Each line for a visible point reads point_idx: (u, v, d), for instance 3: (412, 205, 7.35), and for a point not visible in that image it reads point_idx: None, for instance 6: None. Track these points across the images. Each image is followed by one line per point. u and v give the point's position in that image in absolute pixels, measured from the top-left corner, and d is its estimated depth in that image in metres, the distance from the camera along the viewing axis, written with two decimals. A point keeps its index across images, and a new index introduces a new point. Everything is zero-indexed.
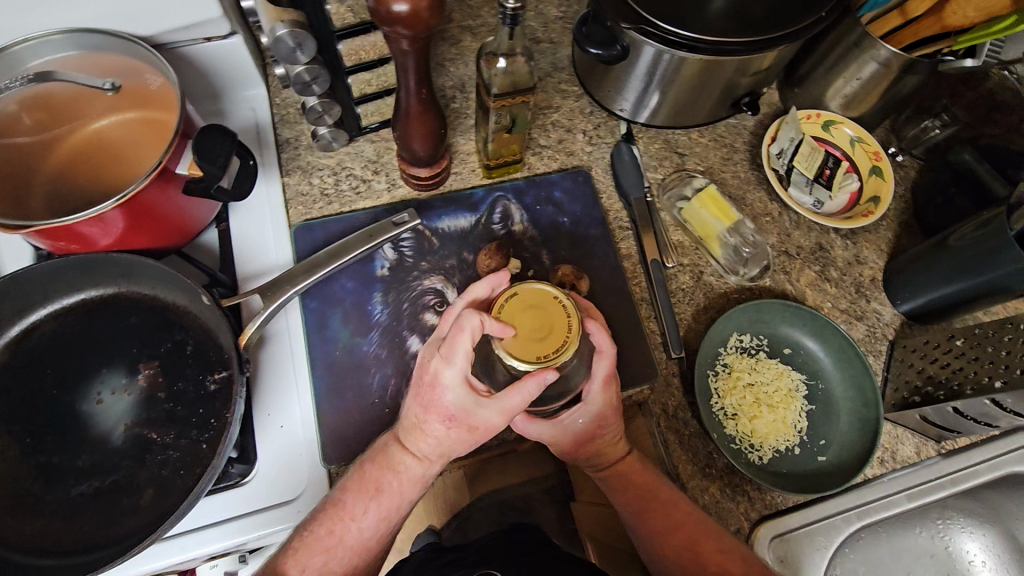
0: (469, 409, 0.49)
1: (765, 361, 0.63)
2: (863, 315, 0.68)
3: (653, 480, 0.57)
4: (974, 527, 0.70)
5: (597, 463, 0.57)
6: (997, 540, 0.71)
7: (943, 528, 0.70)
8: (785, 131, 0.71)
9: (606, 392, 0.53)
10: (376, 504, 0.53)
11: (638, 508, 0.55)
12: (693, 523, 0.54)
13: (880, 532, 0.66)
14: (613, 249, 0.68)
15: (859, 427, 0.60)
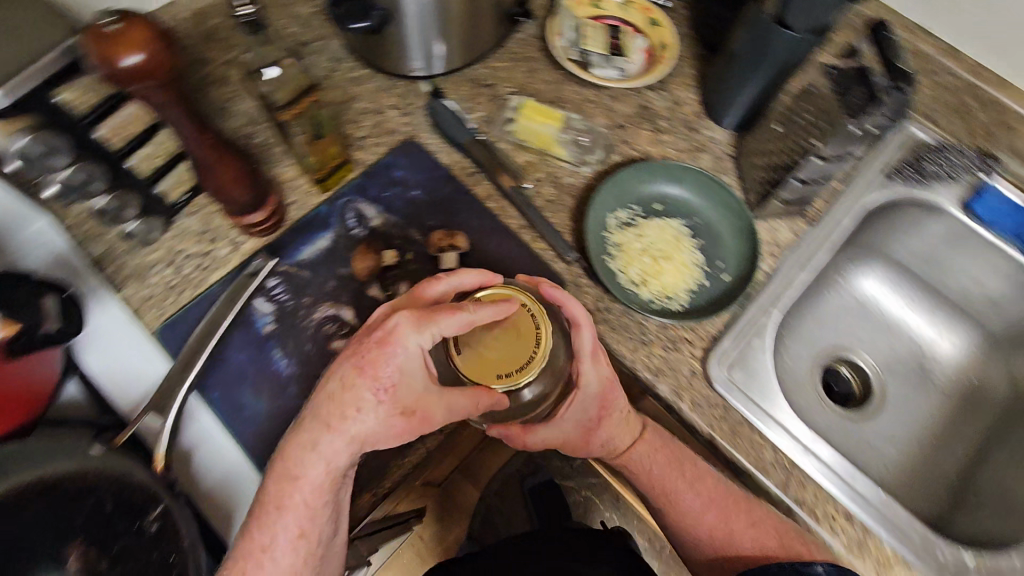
0: (413, 382, 0.48)
1: (645, 223, 0.68)
2: (705, 147, 0.75)
3: (671, 461, 0.61)
4: (865, 270, 0.83)
5: (614, 453, 0.61)
6: (885, 269, 0.83)
7: (842, 283, 0.83)
8: (564, 24, 0.78)
9: (596, 368, 0.56)
10: (282, 525, 0.48)
11: (658, 490, 0.61)
12: (716, 506, 0.59)
13: (796, 311, 0.79)
14: (474, 197, 0.68)
15: (739, 235, 0.67)
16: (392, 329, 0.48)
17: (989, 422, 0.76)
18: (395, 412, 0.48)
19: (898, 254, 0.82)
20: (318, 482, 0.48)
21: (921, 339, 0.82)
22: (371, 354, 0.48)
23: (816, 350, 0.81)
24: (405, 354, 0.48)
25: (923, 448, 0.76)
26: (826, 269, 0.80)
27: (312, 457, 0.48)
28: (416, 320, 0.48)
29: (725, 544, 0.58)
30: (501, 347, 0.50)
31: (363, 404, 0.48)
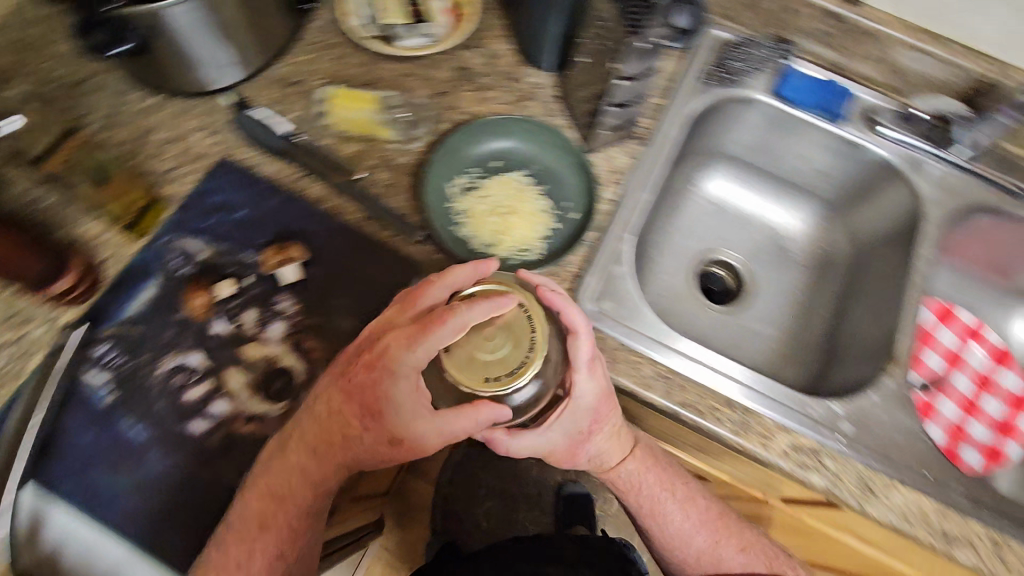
0: (408, 407, 0.48)
1: (487, 183, 0.67)
2: (532, 95, 0.75)
3: (662, 481, 0.68)
4: (710, 172, 0.88)
5: (603, 467, 0.66)
6: (727, 168, 0.88)
7: (693, 189, 0.88)
8: (356, 2, 0.75)
9: (594, 379, 0.55)
10: (261, 544, 0.53)
11: (648, 510, 0.68)
12: (703, 523, 0.68)
13: (654, 227, 0.84)
14: (307, 202, 0.65)
15: (576, 172, 0.68)
16: (386, 345, 0.49)
17: (842, 282, 0.84)
18: (385, 439, 0.51)
19: (734, 150, 0.87)
20: (301, 499, 0.54)
21: (775, 224, 0.89)
22: (357, 380, 0.51)
23: (683, 258, 0.86)
24: (398, 375, 0.48)
25: (792, 320, 0.82)
26: (673, 182, 0.84)
27: (295, 480, 0.53)
28: (406, 334, 0.48)
29: (714, 564, 0.68)
30: (496, 348, 0.46)
31: (346, 424, 0.52)
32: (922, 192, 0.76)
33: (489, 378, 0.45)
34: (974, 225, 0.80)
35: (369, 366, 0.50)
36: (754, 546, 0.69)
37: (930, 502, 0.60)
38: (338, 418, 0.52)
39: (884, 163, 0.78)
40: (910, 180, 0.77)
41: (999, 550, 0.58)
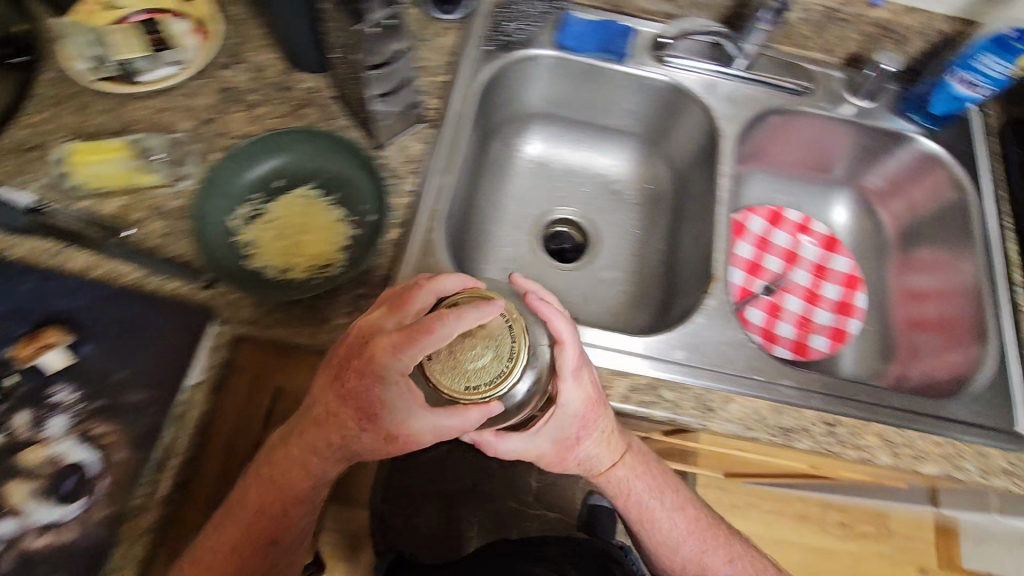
0: (396, 409, 0.47)
1: (271, 205, 0.63)
2: (308, 101, 0.71)
3: (654, 487, 0.69)
4: (525, 137, 0.88)
5: (597, 471, 0.65)
6: (540, 128, 0.88)
7: (511, 159, 0.87)
8: (82, 42, 0.68)
9: (581, 383, 0.54)
10: (263, 520, 0.56)
11: (640, 516, 0.69)
12: (690, 530, 0.70)
13: (479, 204, 0.83)
14: (68, 275, 0.58)
15: (362, 171, 0.66)
16: (371, 346, 0.47)
17: (670, 211, 0.86)
18: (379, 438, 0.49)
19: (541, 109, 0.87)
20: (294, 496, 0.56)
21: (600, 172, 0.90)
22: (350, 385, 0.49)
23: (519, 227, 0.85)
24: (387, 380, 0.47)
25: (631, 261, 0.84)
26: (485, 153, 0.84)
27: (295, 478, 0.55)
28: (389, 339, 0.46)
29: (700, 568, 0.70)
30: (476, 358, 0.45)
31: (342, 434, 0.51)
32: (714, 109, 0.78)
33: (468, 387, 0.45)
34: (768, 129, 0.83)
35: (356, 376, 0.48)
36: (739, 550, 0.72)
37: (764, 403, 0.63)
38: (334, 421, 0.51)
39: (676, 91, 0.80)
40: (703, 101, 0.79)
41: (833, 429, 0.62)
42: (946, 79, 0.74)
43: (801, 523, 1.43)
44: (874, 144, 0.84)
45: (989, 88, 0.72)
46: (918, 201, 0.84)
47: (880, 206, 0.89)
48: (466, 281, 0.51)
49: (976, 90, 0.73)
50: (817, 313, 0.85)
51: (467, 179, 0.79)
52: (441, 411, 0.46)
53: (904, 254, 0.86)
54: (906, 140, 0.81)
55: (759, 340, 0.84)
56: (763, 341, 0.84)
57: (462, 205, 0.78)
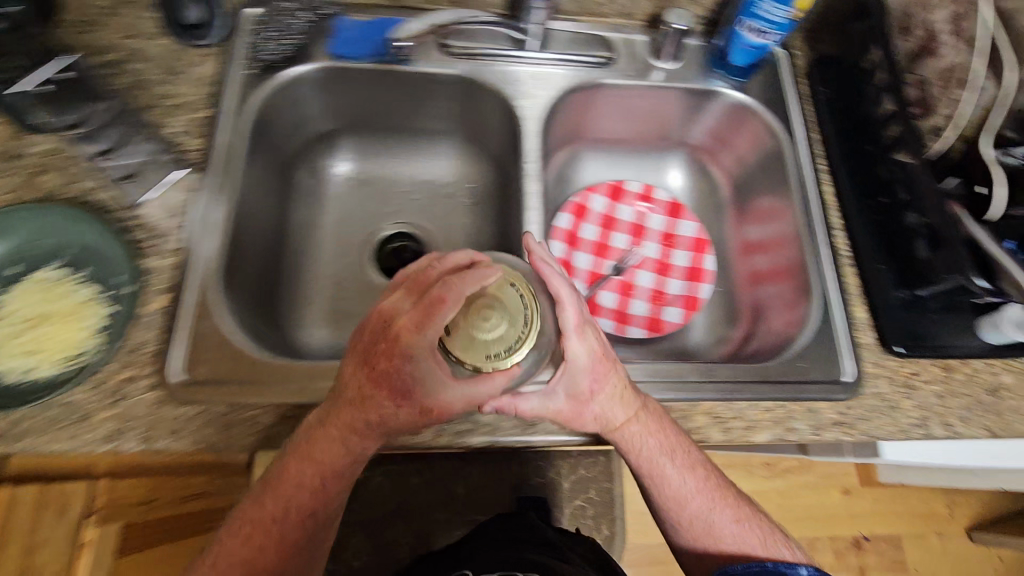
0: (432, 382, 0.46)
1: (3, 299, 0.55)
2: (44, 166, 0.62)
3: (671, 444, 0.58)
4: (336, 158, 0.82)
5: (610, 424, 0.57)
6: (347, 145, 0.82)
7: (325, 185, 0.82)
8: None
9: (585, 340, 0.53)
10: (280, 509, 0.52)
11: (648, 469, 0.59)
12: (702, 488, 0.60)
13: (294, 241, 0.77)
14: None
15: (111, 240, 0.58)
16: (401, 328, 0.46)
17: (498, 205, 0.83)
18: (416, 412, 0.48)
19: (345, 127, 0.81)
20: (322, 483, 0.52)
21: (426, 178, 0.85)
22: (377, 363, 0.48)
23: (349, 254, 0.80)
24: (416, 358, 0.46)
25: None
26: (290, 185, 0.78)
27: (319, 467, 0.51)
28: (419, 310, 0.46)
29: (707, 529, 0.60)
30: (500, 325, 0.45)
31: (382, 414, 0.49)
32: (513, 101, 0.74)
33: (498, 356, 0.45)
34: (578, 108, 0.80)
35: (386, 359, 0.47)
36: (751, 513, 0.62)
37: None
38: (365, 406, 0.49)
39: (473, 87, 0.75)
40: (501, 94, 0.75)
41: None
42: (735, 28, 0.72)
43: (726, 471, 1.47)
44: (689, 106, 0.81)
45: (774, 32, 0.70)
46: (743, 155, 0.83)
47: (710, 163, 0.88)
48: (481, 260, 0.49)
49: (763, 36, 0.71)
50: (668, 285, 0.83)
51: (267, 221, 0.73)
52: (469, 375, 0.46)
53: (738, 209, 0.85)
54: (716, 95, 0.79)
55: (612, 324, 0.81)
56: (616, 324, 0.81)
57: (266, 245, 0.73)
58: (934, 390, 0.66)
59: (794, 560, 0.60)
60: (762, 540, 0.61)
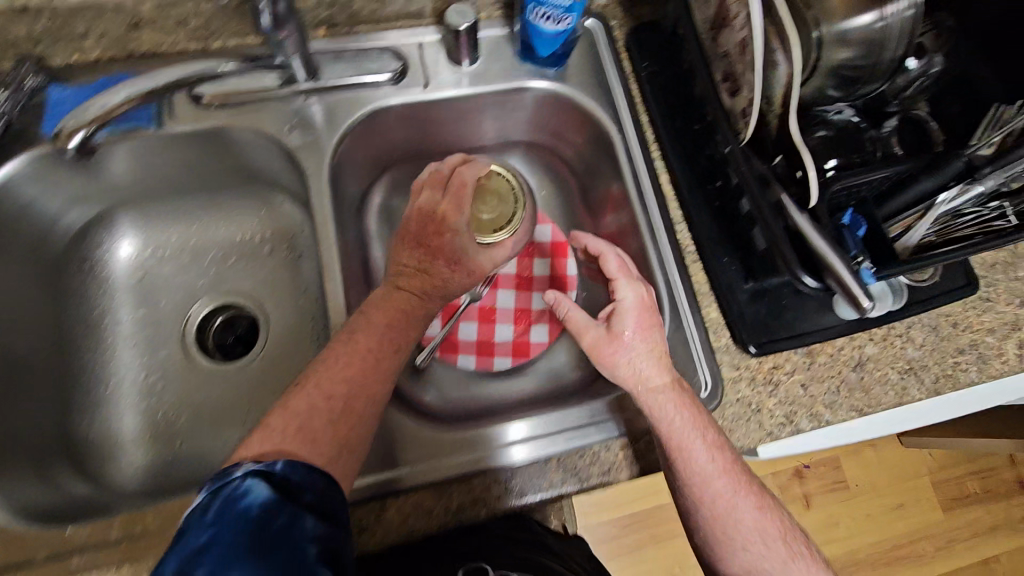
0: (461, 251, 0.61)
1: None
2: None
3: (697, 421, 0.54)
4: (119, 237, 0.72)
5: (645, 384, 0.55)
6: (126, 224, 0.72)
7: (116, 271, 0.72)
8: None
9: (632, 287, 0.59)
10: (332, 393, 0.51)
11: (674, 444, 0.53)
12: (728, 471, 0.54)
13: (87, 345, 0.68)
14: None
15: None
16: (445, 213, 0.60)
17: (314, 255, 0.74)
18: (459, 273, 0.61)
19: (116, 202, 0.70)
20: (365, 393, 0.52)
21: (235, 235, 0.75)
22: (432, 243, 0.60)
23: (161, 342, 0.72)
24: (459, 232, 0.60)
25: (303, 325, 0.74)
26: (65, 283, 0.69)
27: (370, 337, 0.54)
28: (451, 198, 0.61)
29: (731, 519, 0.53)
30: (496, 201, 0.66)
31: (446, 278, 0.59)
32: (294, 147, 0.64)
33: (497, 231, 0.64)
34: (379, 134, 0.70)
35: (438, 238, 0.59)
36: (775, 506, 0.55)
37: (424, 493, 0.55)
38: (422, 273, 0.59)
39: (244, 138, 0.64)
40: (279, 141, 0.64)
41: (509, 484, 0.56)
42: (528, 16, 0.62)
43: None
44: (505, 107, 0.72)
45: (568, 17, 0.60)
46: (579, 146, 0.75)
47: (547, 156, 0.79)
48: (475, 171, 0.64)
49: (558, 22, 0.61)
50: (533, 300, 0.78)
51: (36, 338, 0.64)
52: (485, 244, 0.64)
53: (586, 203, 0.78)
54: (521, 90, 0.69)
55: (475, 359, 0.74)
56: (479, 358, 0.74)
57: (41, 370, 0.64)
58: (798, 379, 0.62)
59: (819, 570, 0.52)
60: (783, 537, 0.54)
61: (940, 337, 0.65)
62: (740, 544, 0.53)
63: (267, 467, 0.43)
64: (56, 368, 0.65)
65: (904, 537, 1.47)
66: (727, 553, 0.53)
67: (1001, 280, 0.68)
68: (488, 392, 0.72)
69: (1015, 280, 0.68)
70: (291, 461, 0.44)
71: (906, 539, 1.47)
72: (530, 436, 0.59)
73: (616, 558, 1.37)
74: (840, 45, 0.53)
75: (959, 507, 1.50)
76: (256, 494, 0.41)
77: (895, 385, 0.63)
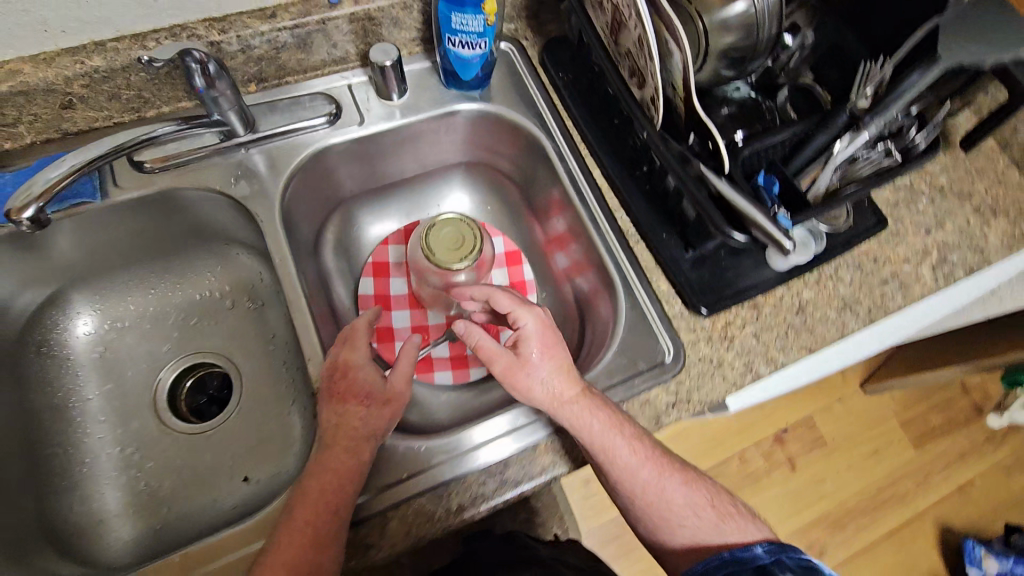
0: (370, 386, 0.57)
1: None
2: None
3: (613, 422, 0.57)
4: (76, 315, 0.71)
5: (558, 399, 0.57)
6: (79, 301, 0.71)
7: (75, 349, 0.71)
8: None
9: (529, 313, 0.61)
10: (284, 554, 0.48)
11: (600, 447, 0.56)
12: (650, 459, 0.58)
13: (56, 427, 0.67)
14: None
15: None
16: (345, 361, 0.58)
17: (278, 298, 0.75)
18: (378, 402, 0.56)
19: (67, 280, 0.70)
20: (316, 531, 0.49)
21: (193, 295, 0.76)
22: (340, 383, 0.57)
23: (133, 412, 0.71)
24: (360, 367, 0.57)
25: (275, 371, 0.75)
26: (21, 371, 0.67)
27: (321, 479, 0.52)
28: (351, 346, 0.59)
29: (662, 501, 0.58)
30: (453, 235, 0.69)
31: (364, 418, 0.55)
32: (243, 195, 0.66)
33: (456, 261, 0.68)
34: (323, 175, 0.72)
35: (342, 381, 0.56)
36: (698, 478, 0.61)
37: (422, 500, 0.56)
38: (343, 403, 0.55)
39: (192, 196, 0.66)
40: (226, 193, 0.66)
41: (503, 476, 0.58)
42: (445, 46, 0.67)
43: None
44: (437, 132, 0.76)
45: (482, 41, 0.66)
46: (515, 158, 0.79)
47: (486, 172, 0.83)
48: (368, 319, 0.62)
49: (474, 47, 0.66)
50: None
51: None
52: (456, 270, 0.69)
53: (531, 210, 0.82)
54: (450, 114, 0.74)
55: (451, 373, 0.74)
56: (455, 372, 0.75)
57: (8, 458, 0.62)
58: (750, 330, 0.66)
59: (750, 531, 0.58)
60: (712, 504, 0.59)
61: (865, 273, 0.71)
62: (677, 522, 0.58)
63: None
64: (25, 457, 0.64)
65: (885, 481, 1.54)
66: (665, 531, 0.59)
67: (906, 216, 0.76)
68: (469, 403, 0.74)
69: (917, 213, 0.76)
70: None
71: (887, 481, 1.54)
72: (512, 428, 0.60)
73: (622, 557, 1.38)
74: (722, 31, 0.60)
75: (928, 442, 1.59)
76: None
77: (835, 320, 0.68)
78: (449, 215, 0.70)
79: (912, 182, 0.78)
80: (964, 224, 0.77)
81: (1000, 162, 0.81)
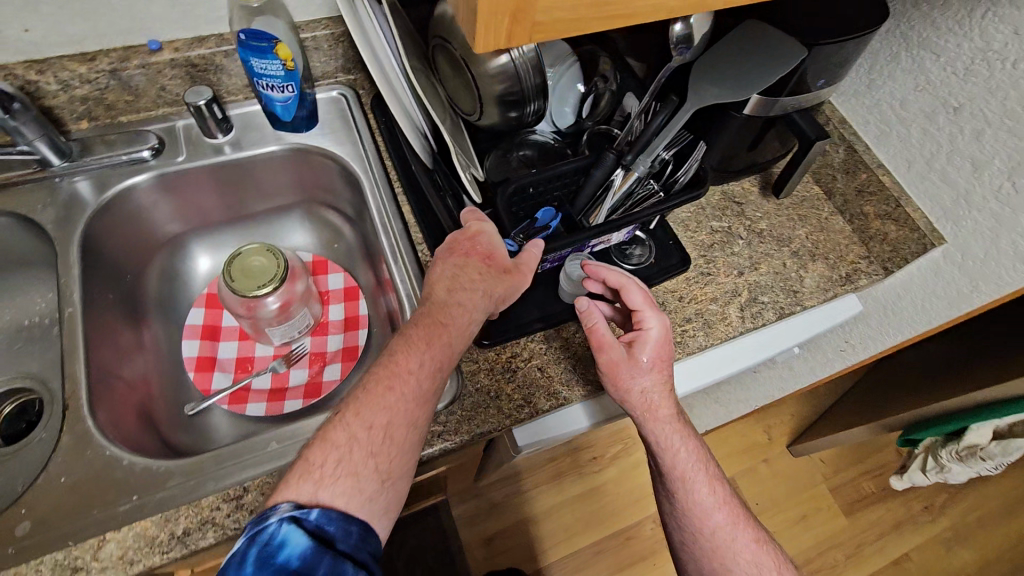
0: (496, 254, 0.58)
1: None
2: None
3: (701, 456, 0.62)
4: None
5: (652, 411, 0.60)
6: None
7: None
8: None
9: (654, 314, 0.60)
10: (393, 398, 0.51)
11: (681, 472, 0.62)
12: (724, 504, 0.63)
13: None
14: None
15: None
16: (473, 229, 0.58)
17: None
18: (501, 274, 0.58)
19: None
20: (420, 388, 0.53)
21: (17, 320, 0.78)
22: (462, 250, 0.58)
23: None
24: (490, 235, 0.59)
25: None
26: None
27: (436, 335, 0.54)
28: (478, 219, 0.60)
29: (723, 548, 0.62)
30: (256, 266, 0.70)
31: (482, 278, 0.57)
32: (48, 220, 0.69)
33: (257, 289, 0.68)
34: (145, 210, 0.77)
35: (469, 246, 0.58)
36: (769, 543, 0.64)
37: (147, 522, 0.54)
38: (464, 269, 0.57)
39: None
40: (32, 218, 0.69)
41: (240, 501, 0.56)
42: (260, 91, 0.72)
43: (559, 478, 1.48)
44: (268, 170, 0.81)
45: (289, 85, 0.71)
46: (346, 197, 0.83)
47: (327, 211, 0.87)
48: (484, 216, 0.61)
49: (283, 90, 0.71)
50: (327, 342, 0.79)
51: None
52: (255, 297, 0.69)
53: (365, 253, 0.84)
54: (276, 154, 0.79)
55: (265, 405, 0.73)
56: (269, 404, 0.73)
57: None
58: (535, 363, 0.67)
59: None
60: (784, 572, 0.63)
61: (667, 310, 0.72)
62: None
63: (301, 513, 0.44)
64: None
65: (813, 550, 1.45)
66: None
67: (720, 257, 0.77)
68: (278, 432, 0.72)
69: (731, 254, 0.77)
70: (325, 508, 0.46)
71: (816, 551, 1.45)
72: None
73: None
74: (494, 79, 0.62)
75: (860, 509, 1.50)
76: (294, 542, 0.43)
77: None
78: (253, 247, 0.71)
79: (730, 226, 0.79)
80: (782, 266, 0.77)
81: (826, 209, 0.82)
